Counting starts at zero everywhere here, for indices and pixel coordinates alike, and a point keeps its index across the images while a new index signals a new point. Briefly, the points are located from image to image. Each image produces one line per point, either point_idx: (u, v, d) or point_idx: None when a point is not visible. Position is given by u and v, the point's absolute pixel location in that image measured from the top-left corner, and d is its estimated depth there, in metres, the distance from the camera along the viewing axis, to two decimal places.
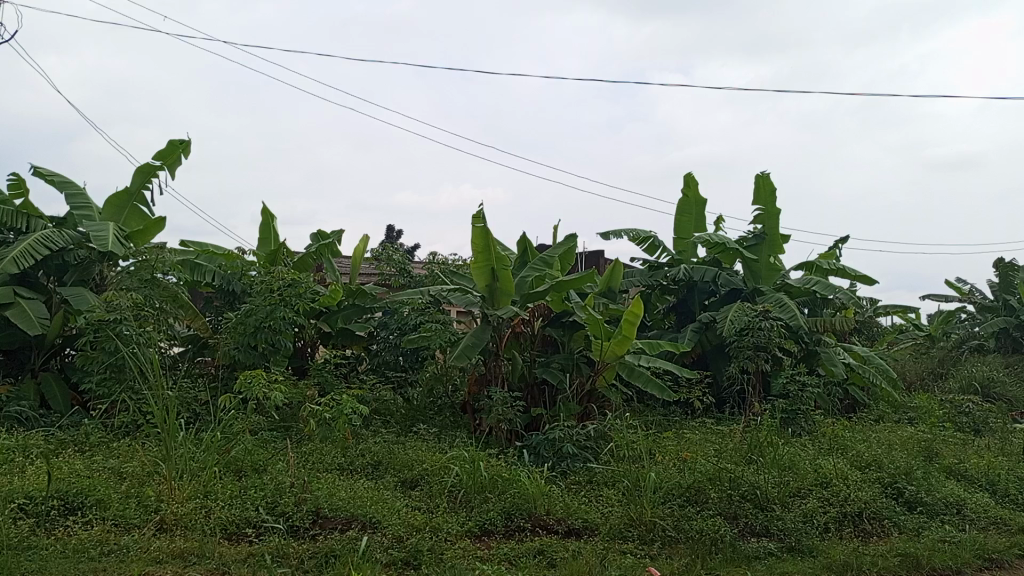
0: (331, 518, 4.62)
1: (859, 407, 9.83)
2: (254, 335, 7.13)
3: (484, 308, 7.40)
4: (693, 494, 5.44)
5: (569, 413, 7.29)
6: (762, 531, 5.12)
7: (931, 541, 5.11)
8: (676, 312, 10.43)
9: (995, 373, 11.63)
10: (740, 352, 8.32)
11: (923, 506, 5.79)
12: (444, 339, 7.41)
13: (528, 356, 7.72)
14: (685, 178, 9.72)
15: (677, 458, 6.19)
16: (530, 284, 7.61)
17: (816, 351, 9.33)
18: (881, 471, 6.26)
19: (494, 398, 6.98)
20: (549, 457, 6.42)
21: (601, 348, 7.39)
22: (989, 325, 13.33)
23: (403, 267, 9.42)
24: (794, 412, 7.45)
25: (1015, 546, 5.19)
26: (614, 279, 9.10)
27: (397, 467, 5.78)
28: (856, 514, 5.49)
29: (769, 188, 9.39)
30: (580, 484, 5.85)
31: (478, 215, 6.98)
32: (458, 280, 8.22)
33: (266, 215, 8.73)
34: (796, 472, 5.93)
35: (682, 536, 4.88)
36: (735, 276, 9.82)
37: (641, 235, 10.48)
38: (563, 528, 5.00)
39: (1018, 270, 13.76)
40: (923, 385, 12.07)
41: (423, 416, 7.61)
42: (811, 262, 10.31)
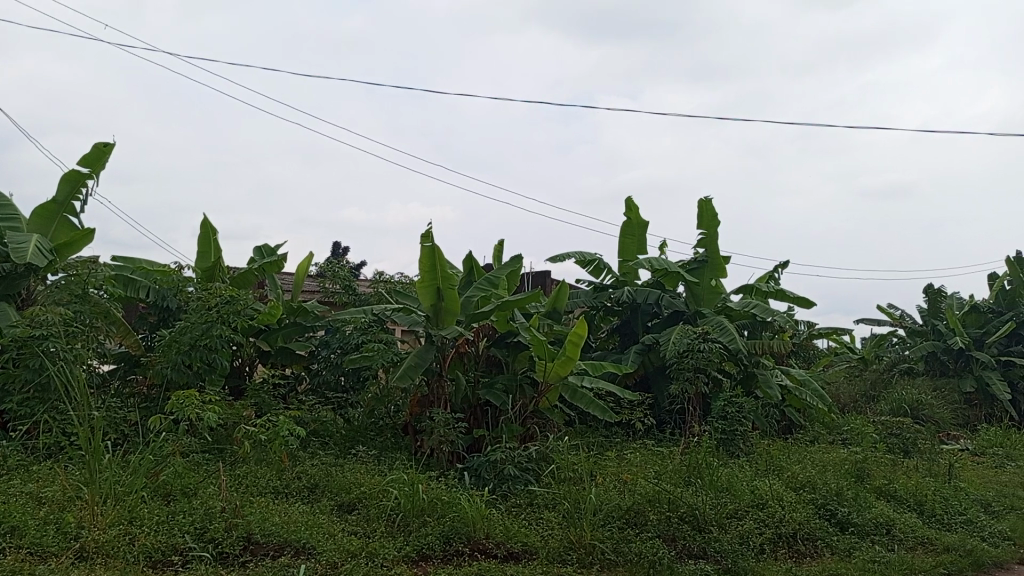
0: (263, 544, 4.51)
1: (794, 428, 10.08)
2: (188, 353, 6.96)
3: (428, 328, 7.36)
4: (632, 516, 5.50)
5: (512, 434, 7.25)
6: (699, 553, 5.16)
7: (862, 561, 5.22)
8: (619, 333, 10.53)
9: (924, 395, 12.04)
10: (680, 373, 8.44)
11: (854, 526, 5.92)
12: (386, 359, 7.27)
13: (471, 376, 7.64)
14: (629, 202, 9.89)
15: (617, 480, 6.24)
16: (474, 304, 7.59)
17: (753, 374, 9.54)
18: (814, 491, 6.42)
19: (436, 419, 6.91)
20: (490, 479, 6.38)
21: (545, 369, 7.41)
22: (918, 349, 13.80)
23: (348, 284, 9.29)
24: (732, 434, 7.46)
25: (941, 565, 5.32)
26: (559, 300, 9.13)
27: (334, 490, 5.68)
28: (790, 534, 5.60)
29: (711, 213, 9.56)
30: (520, 506, 5.83)
31: (427, 233, 6.99)
32: (402, 300, 8.09)
33: (205, 227, 8.52)
34: (733, 493, 6.03)
35: (620, 559, 4.89)
36: (677, 299, 9.97)
37: (586, 257, 10.57)
38: (502, 551, 4.97)
39: (945, 296, 14.28)
40: (856, 408, 12.45)
41: (364, 437, 7.52)
42: (750, 286, 10.54)
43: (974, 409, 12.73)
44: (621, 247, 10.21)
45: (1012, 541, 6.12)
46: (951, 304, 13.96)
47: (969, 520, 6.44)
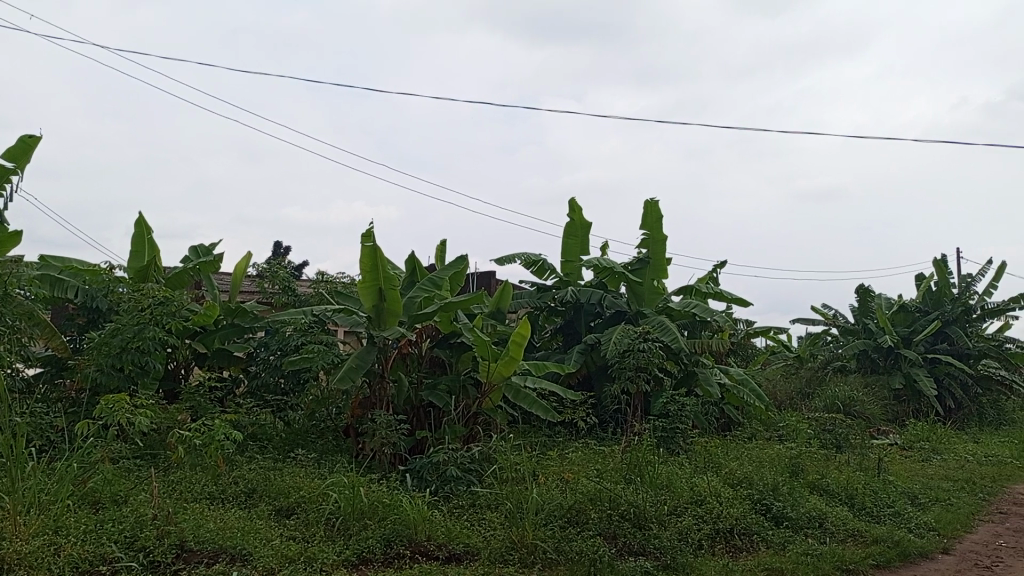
0: (196, 552, 4.40)
1: (733, 425, 10.25)
2: (119, 356, 6.72)
3: (370, 329, 7.28)
4: (574, 515, 5.53)
5: (454, 436, 7.23)
6: (640, 550, 5.22)
7: (796, 554, 5.36)
8: (563, 333, 10.60)
9: (855, 392, 12.43)
10: (622, 373, 8.58)
11: (789, 520, 6.08)
12: (326, 360, 7.14)
13: (414, 377, 7.57)
14: (572, 203, 9.95)
15: (559, 479, 6.28)
16: (417, 304, 7.53)
17: (693, 372, 9.69)
18: (751, 487, 6.56)
19: (377, 421, 6.83)
20: (432, 481, 6.34)
21: (488, 369, 7.39)
22: (850, 347, 14.25)
23: (287, 285, 9.12)
24: (672, 431, 7.63)
25: (870, 556, 5.51)
26: (502, 300, 9.14)
27: (273, 494, 5.58)
28: (727, 530, 5.72)
29: (654, 214, 9.69)
30: (463, 507, 5.81)
31: (368, 233, 6.92)
32: (342, 300, 8.02)
33: (139, 226, 8.25)
34: (672, 490, 6.13)
35: (562, 558, 4.92)
36: (620, 300, 10.08)
37: (530, 258, 10.61)
38: (443, 553, 4.94)
39: (875, 296, 14.77)
40: (792, 404, 12.80)
41: (304, 440, 7.42)
42: (690, 286, 10.72)
43: (902, 405, 13.20)
44: (564, 248, 10.26)
45: (936, 531, 6.37)
46: (881, 303, 14.45)
47: (897, 512, 6.67)
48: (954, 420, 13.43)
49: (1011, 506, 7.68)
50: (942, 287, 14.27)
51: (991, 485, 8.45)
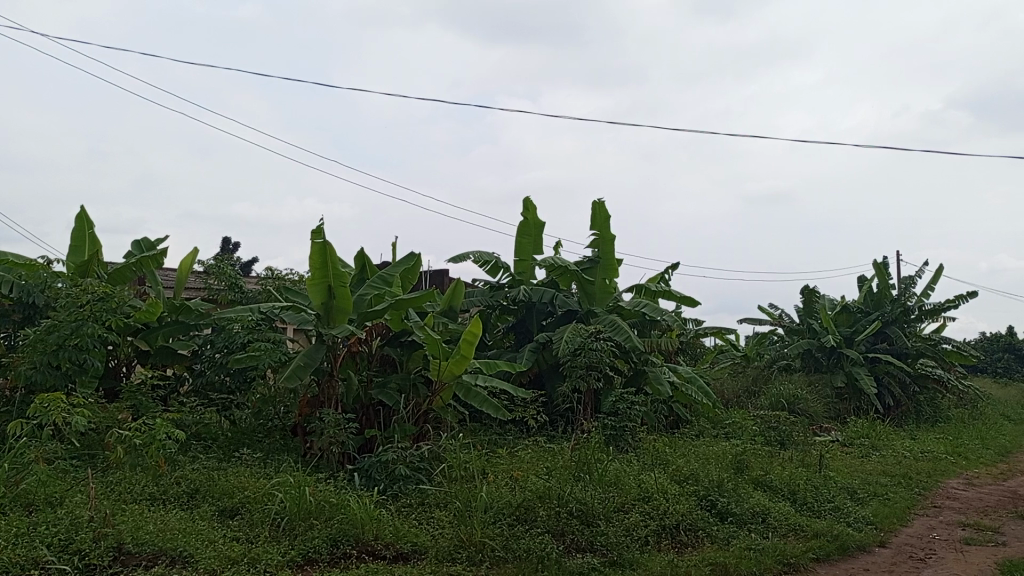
0: (135, 554, 4.30)
1: (682, 423, 10.36)
2: (55, 354, 6.51)
3: (318, 327, 7.16)
4: (523, 513, 5.53)
5: (404, 434, 7.18)
6: (587, 547, 5.26)
7: (739, 549, 5.47)
8: (515, 332, 10.62)
9: (799, 390, 12.73)
10: (573, 371, 8.67)
11: (733, 516, 6.19)
12: (272, 359, 7.03)
13: (364, 376, 7.53)
14: (526, 201, 9.98)
15: (508, 477, 6.29)
16: (368, 302, 7.44)
17: (643, 370, 9.79)
18: (696, 483, 6.67)
19: (325, 420, 6.74)
20: (381, 479, 6.29)
21: (439, 368, 7.37)
22: (795, 346, 14.59)
23: (234, 282, 8.95)
24: (621, 429, 7.72)
25: (810, 550, 5.64)
26: (455, 299, 9.12)
27: (215, 495, 5.46)
28: (673, 526, 5.80)
29: (604, 214, 9.76)
30: (411, 506, 5.78)
31: (318, 230, 6.84)
32: (291, 297, 7.89)
33: (81, 220, 8.02)
34: (620, 487, 6.18)
35: (510, 556, 4.93)
36: (571, 298, 10.14)
37: (483, 256, 10.60)
38: (390, 553, 4.91)
39: (820, 297, 15.15)
40: (739, 403, 13.05)
41: (251, 440, 7.31)
42: (641, 285, 10.83)
43: (844, 403, 13.56)
44: (517, 247, 10.28)
45: (874, 525, 6.56)
46: (825, 304, 14.83)
47: (836, 507, 6.86)
48: (893, 417, 13.83)
49: (944, 501, 7.95)
50: (882, 288, 14.72)
51: (926, 480, 8.74)
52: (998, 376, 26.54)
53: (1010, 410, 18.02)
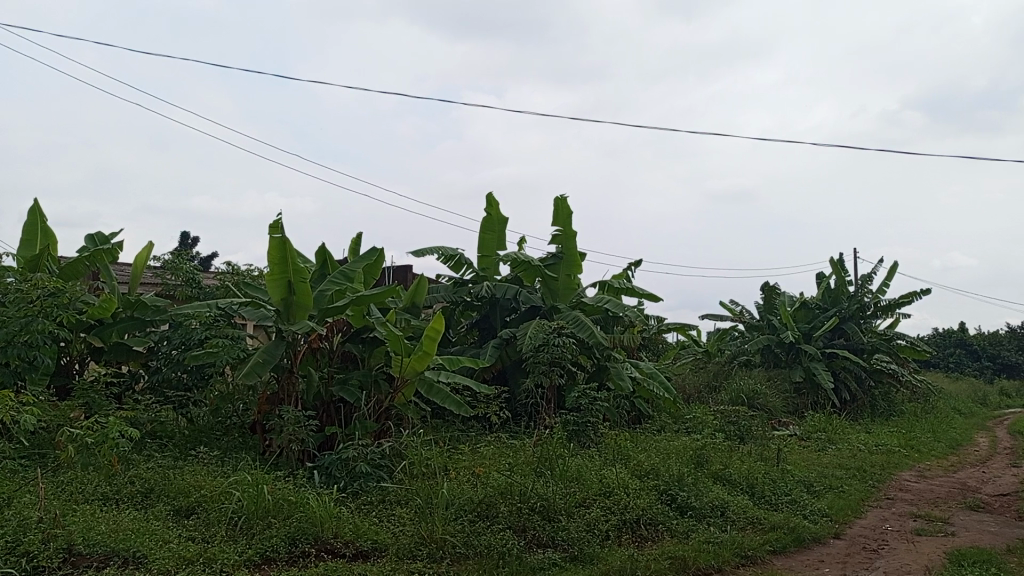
0: (86, 556, 4.20)
1: (644, 419, 10.45)
2: (4, 351, 6.33)
3: (278, 323, 7.06)
4: (484, 509, 5.52)
5: (365, 431, 7.14)
6: (548, 542, 5.29)
7: (698, 543, 5.53)
8: (478, 328, 10.60)
9: (759, 386, 12.92)
10: (536, 367, 8.78)
11: (692, 510, 6.27)
12: (231, 355, 6.91)
13: (325, 372, 7.45)
14: (489, 197, 9.95)
15: (469, 473, 6.28)
16: (328, 298, 7.35)
17: (605, 366, 9.85)
18: (657, 478, 6.73)
19: (285, 417, 6.69)
20: (341, 477, 6.24)
21: (401, 364, 7.34)
22: (755, 342, 14.80)
23: (191, 278, 8.79)
24: (584, 425, 7.75)
25: (767, 543, 5.73)
26: (417, 294, 9.07)
27: (171, 494, 5.36)
28: (634, 520, 5.84)
29: (567, 210, 9.78)
30: (371, 504, 5.73)
31: (277, 224, 6.75)
32: (251, 293, 7.76)
33: (32, 213, 7.80)
34: (582, 483, 6.21)
35: (471, 552, 4.93)
36: (535, 294, 10.15)
37: (446, 252, 10.56)
38: (350, 551, 4.86)
39: (779, 293, 15.39)
40: (700, 398, 13.20)
41: (208, 437, 7.19)
42: (604, 282, 10.88)
43: (802, 398, 13.80)
44: (480, 242, 10.25)
45: (829, 517, 6.69)
46: (784, 300, 15.06)
47: (793, 501, 6.97)
48: (849, 411, 14.11)
49: (897, 493, 8.14)
50: (840, 285, 15.00)
51: (880, 473, 8.94)
52: (950, 371, 27.24)
53: (960, 404, 18.51)
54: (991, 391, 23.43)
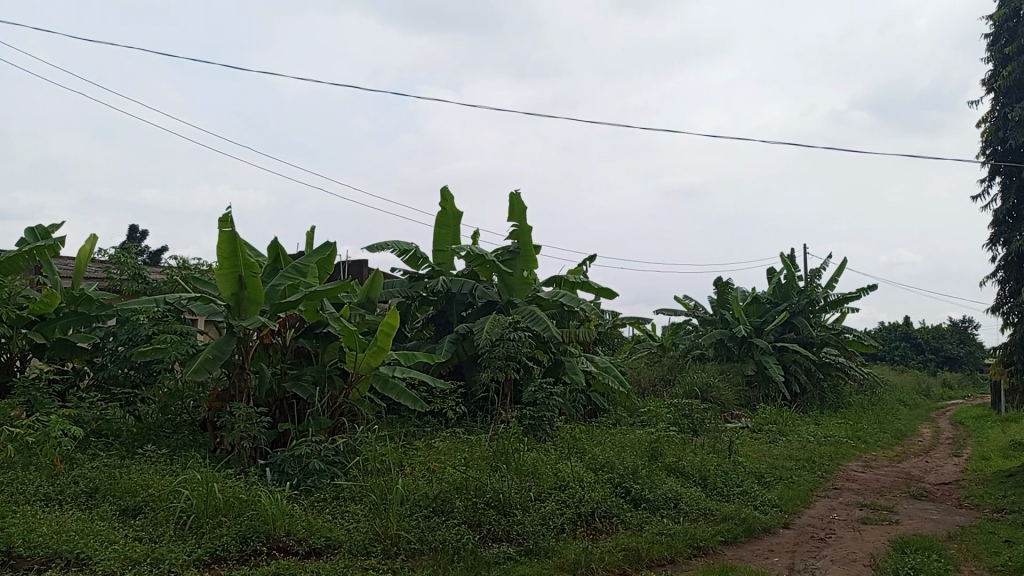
0: (26, 559, 4.07)
1: (599, 412, 10.52)
2: None
3: (229, 318, 6.92)
4: (439, 504, 5.50)
5: (319, 427, 7.06)
6: (503, 537, 5.29)
7: (651, 535, 5.59)
8: (434, 323, 10.54)
9: (712, 379, 13.12)
10: (491, 361, 8.77)
11: (646, 502, 6.33)
12: (180, 351, 6.74)
13: (277, 368, 7.34)
14: (444, 192, 9.90)
15: (425, 469, 6.25)
16: (281, 293, 7.23)
17: (561, 361, 9.88)
18: (612, 471, 6.78)
19: (236, 414, 6.55)
20: (294, 474, 6.15)
21: (355, 360, 7.24)
22: (709, 336, 15.03)
23: (138, 273, 8.56)
24: (539, 419, 7.77)
25: (719, 533, 5.82)
26: (373, 289, 8.98)
27: (117, 493, 5.23)
28: (589, 513, 5.88)
29: (521, 205, 9.79)
30: (325, 501, 5.67)
31: (227, 218, 6.62)
32: (201, 287, 7.59)
33: None
34: (537, 477, 6.22)
35: (425, 548, 4.91)
36: (491, 289, 10.13)
37: (402, 246, 10.48)
38: (303, 548, 4.80)
39: (732, 288, 15.64)
40: (654, 391, 13.35)
41: (156, 435, 7.03)
42: (559, 277, 10.92)
43: (754, 391, 14.04)
44: (436, 237, 10.20)
45: (778, 507, 6.83)
46: (736, 295, 15.31)
47: (744, 491, 7.10)
48: (799, 404, 14.40)
49: (844, 482, 8.35)
50: (790, 280, 15.31)
51: (828, 463, 9.16)
52: (896, 364, 28.01)
53: (904, 395, 19.05)
54: (933, 382, 24.20)
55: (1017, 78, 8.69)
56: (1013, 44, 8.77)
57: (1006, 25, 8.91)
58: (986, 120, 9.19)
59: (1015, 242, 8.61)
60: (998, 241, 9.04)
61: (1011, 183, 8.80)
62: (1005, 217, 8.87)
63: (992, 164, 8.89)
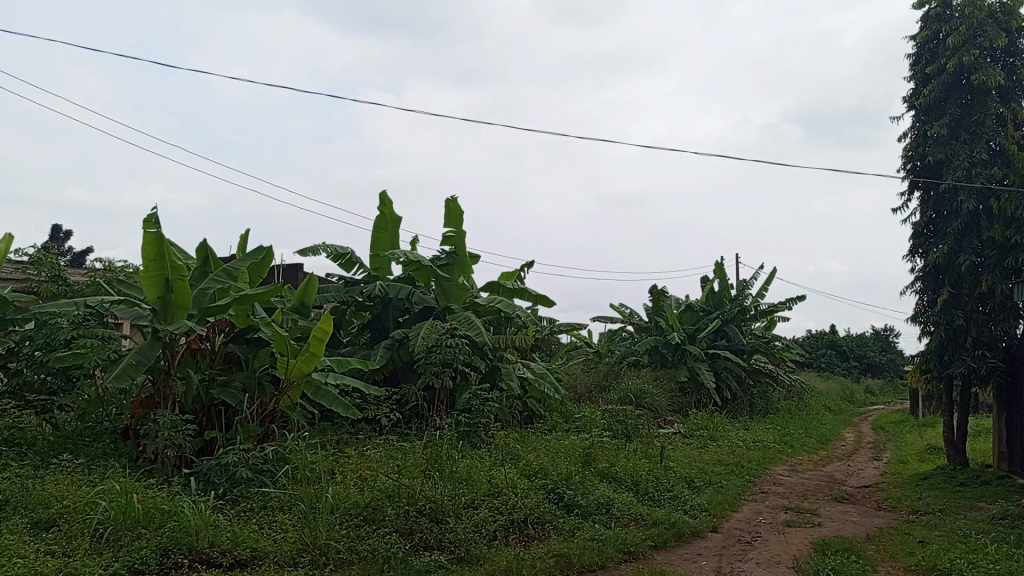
0: None
1: (535, 419, 10.55)
2: None
3: (154, 322, 6.70)
4: (370, 513, 5.43)
5: (248, 435, 6.88)
6: (435, 545, 5.24)
7: (583, 540, 5.63)
8: (370, 329, 10.42)
9: (647, 385, 13.32)
10: (427, 368, 8.77)
11: (579, 508, 6.38)
12: (101, 357, 6.49)
13: (205, 374, 7.13)
14: (383, 196, 9.82)
15: (356, 477, 6.17)
16: (210, 297, 7.04)
17: (497, 367, 9.88)
18: (545, 477, 6.80)
19: (160, 422, 6.33)
20: (220, 484, 5.98)
21: (287, 366, 7.11)
22: (644, 343, 15.26)
23: (58, 274, 8.20)
24: (474, 426, 7.82)
25: (649, 538, 5.90)
26: (307, 294, 8.82)
27: (30, 506, 5.00)
28: (521, 520, 5.89)
29: (460, 211, 9.78)
30: (252, 510, 5.53)
31: (152, 219, 6.43)
32: (125, 290, 7.33)
33: None
34: (471, 484, 6.20)
35: (355, 557, 4.84)
36: (428, 295, 10.08)
37: (338, 250, 10.33)
38: (227, 560, 4.66)
39: (666, 296, 15.93)
40: (590, 397, 13.49)
41: (74, 444, 6.75)
42: (496, 283, 10.91)
43: (688, 397, 14.31)
44: (373, 241, 10.10)
45: (707, 512, 6.96)
46: (671, 303, 15.60)
47: (675, 496, 7.22)
48: (730, 409, 14.72)
49: (771, 486, 8.57)
50: (722, 289, 15.67)
51: (755, 468, 9.40)
52: (822, 370, 28.90)
53: (830, 401, 19.70)
54: (857, 389, 25.06)
55: (936, 97, 9.08)
56: (933, 64, 9.17)
57: (926, 46, 9.32)
58: (908, 136, 9.59)
59: (932, 254, 9.00)
60: (917, 253, 9.43)
61: (929, 198, 9.21)
62: (924, 230, 9.27)
63: (912, 179, 9.27)
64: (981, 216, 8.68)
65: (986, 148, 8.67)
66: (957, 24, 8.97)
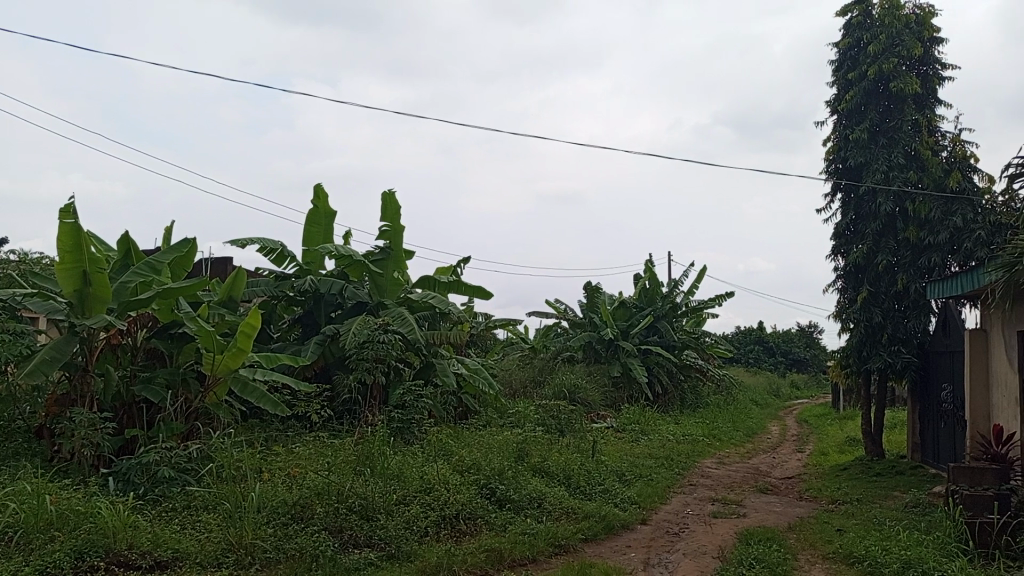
0: None
1: (470, 414, 10.53)
2: None
3: (70, 316, 6.41)
4: (298, 511, 5.33)
5: (171, 433, 6.67)
6: (365, 542, 5.19)
7: (514, 534, 5.65)
8: (301, 324, 10.21)
9: (580, 381, 13.45)
10: (359, 364, 8.64)
11: (510, 502, 6.41)
12: (13, 352, 6.25)
13: (126, 371, 6.88)
14: (316, 189, 9.63)
15: (284, 474, 6.05)
16: (131, 290, 6.77)
17: (431, 363, 9.82)
18: (478, 472, 6.79)
19: (76, 420, 6.06)
20: (140, 484, 5.78)
21: (213, 362, 6.91)
22: (578, 338, 15.38)
23: None
24: (407, 422, 7.75)
25: (580, 531, 5.97)
26: (235, 288, 8.59)
27: None
28: (453, 515, 5.88)
29: (395, 206, 9.68)
30: (174, 510, 5.35)
31: (68, 209, 6.17)
32: (40, 283, 6.99)
33: None
34: (402, 480, 6.15)
35: (281, 556, 4.74)
36: (361, 290, 9.94)
37: (268, 244, 10.09)
38: (147, 562, 4.51)
39: (600, 292, 16.09)
40: (525, 392, 13.55)
41: None
42: (431, 278, 10.84)
43: (620, 391, 14.51)
44: (305, 235, 9.92)
45: (637, 504, 7.08)
46: (605, 299, 15.77)
47: (606, 490, 7.31)
48: (661, 404, 14.99)
49: (699, 479, 8.78)
50: (654, 286, 15.90)
51: (685, 461, 9.60)
52: (749, 365, 29.69)
53: (757, 395, 20.26)
54: (782, 383, 25.85)
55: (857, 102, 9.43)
56: (854, 70, 9.52)
57: (849, 53, 9.65)
58: (830, 139, 9.92)
59: (852, 253, 9.34)
60: (838, 252, 9.76)
61: (850, 200, 9.55)
62: (844, 230, 9.60)
63: (835, 181, 9.59)
64: (897, 217, 9.06)
65: (903, 152, 9.05)
66: (878, 32, 9.34)
